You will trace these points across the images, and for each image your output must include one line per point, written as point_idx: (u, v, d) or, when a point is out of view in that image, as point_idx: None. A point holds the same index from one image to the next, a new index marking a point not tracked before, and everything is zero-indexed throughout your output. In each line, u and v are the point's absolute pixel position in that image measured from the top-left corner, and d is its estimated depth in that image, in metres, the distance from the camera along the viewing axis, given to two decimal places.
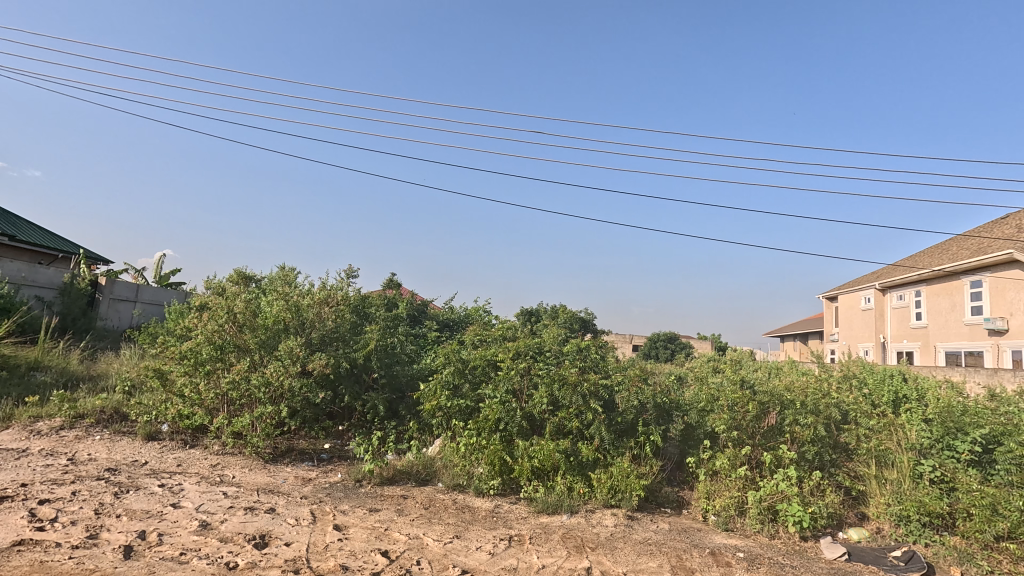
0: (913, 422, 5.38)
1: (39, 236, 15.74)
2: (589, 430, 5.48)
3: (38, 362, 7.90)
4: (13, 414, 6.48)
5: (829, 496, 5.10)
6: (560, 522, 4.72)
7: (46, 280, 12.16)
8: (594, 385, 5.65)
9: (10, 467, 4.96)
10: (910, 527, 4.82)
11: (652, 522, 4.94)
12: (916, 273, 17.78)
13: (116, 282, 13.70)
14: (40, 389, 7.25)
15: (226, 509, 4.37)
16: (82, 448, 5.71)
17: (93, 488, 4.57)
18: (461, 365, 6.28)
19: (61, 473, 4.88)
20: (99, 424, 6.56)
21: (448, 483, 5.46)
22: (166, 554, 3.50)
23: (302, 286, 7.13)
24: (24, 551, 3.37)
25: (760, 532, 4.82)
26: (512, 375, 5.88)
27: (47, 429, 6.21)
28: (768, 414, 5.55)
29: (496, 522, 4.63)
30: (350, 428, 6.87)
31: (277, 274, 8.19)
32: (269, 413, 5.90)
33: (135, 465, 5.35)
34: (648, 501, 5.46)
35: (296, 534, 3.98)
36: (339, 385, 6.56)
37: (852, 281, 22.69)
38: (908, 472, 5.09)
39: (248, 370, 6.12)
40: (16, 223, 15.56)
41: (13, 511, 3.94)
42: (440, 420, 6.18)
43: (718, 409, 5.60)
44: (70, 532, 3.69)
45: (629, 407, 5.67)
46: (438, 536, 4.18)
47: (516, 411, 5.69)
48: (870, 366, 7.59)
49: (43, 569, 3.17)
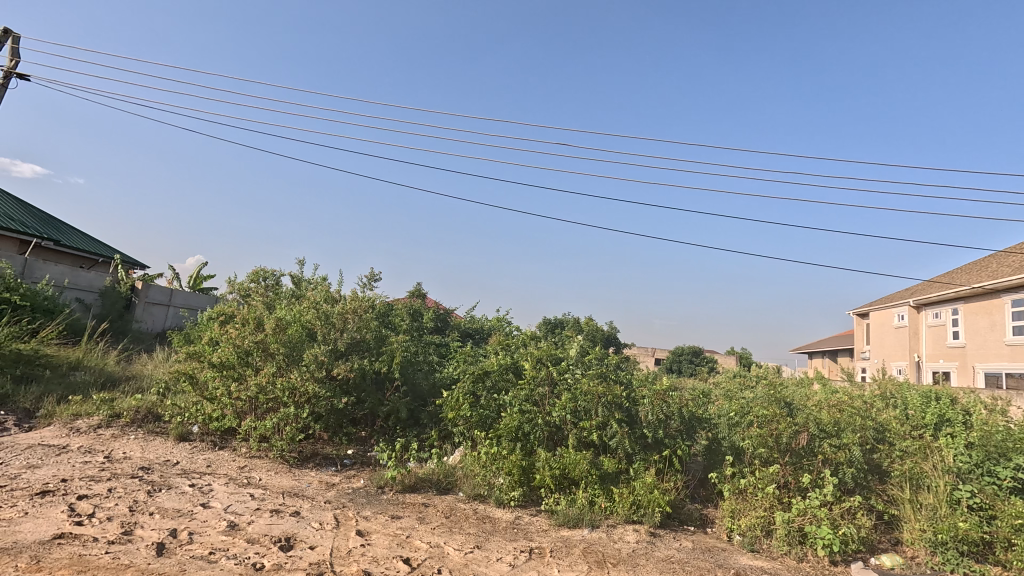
0: (952, 445, 5.19)
1: (83, 243, 16.47)
2: (612, 443, 5.44)
3: (79, 362, 8.23)
4: (54, 411, 6.74)
5: (862, 519, 4.91)
6: (581, 537, 4.68)
7: (87, 284, 12.60)
8: (617, 397, 5.60)
9: (51, 462, 5.17)
10: (947, 554, 4.57)
11: (675, 540, 4.84)
12: (954, 290, 17.14)
13: (152, 287, 14.18)
14: (81, 387, 7.54)
15: (254, 511, 4.47)
16: (118, 446, 5.93)
17: (128, 485, 4.74)
18: (481, 375, 6.32)
19: (98, 470, 5.07)
20: (134, 424, 6.79)
21: (469, 493, 5.48)
22: (196, 552, 3.60)
23: (326, 292, 7.23)
24: (64, 544, 3.51)
25: (788, 555, 4.67)
26: (532, 385, 5.93)
27: (86, 427, 6.45)
28: (799, 434, 5.29)
29: (517, 534, 4.62)
30: (373, 435, 6.97)
31: (299, 280, 8.45)
32: (294, 416, 6.02)
33: (168, 464, 5.52)
34: (671, 518, 5.36)
35: (320, 538, 4.05)
36: (364, 393, 6.70)
37: (886, 298, 22.01)
38: (945, 497, 4.89)
39: (275, 375, 6.19)
40: (62, 230, 16.29)
41: (54, 505, 4.12)
42: (461, 429, 6.21)
43: (746, 424, 5.57)
44: (106, 527, 3.83)
45: (654, 421, 5.61)
46: (460, 546, 4.19)
47: (537, 421, 5.68)
48: (906, 387, 7.35)
49: (81, 562, 3.29)
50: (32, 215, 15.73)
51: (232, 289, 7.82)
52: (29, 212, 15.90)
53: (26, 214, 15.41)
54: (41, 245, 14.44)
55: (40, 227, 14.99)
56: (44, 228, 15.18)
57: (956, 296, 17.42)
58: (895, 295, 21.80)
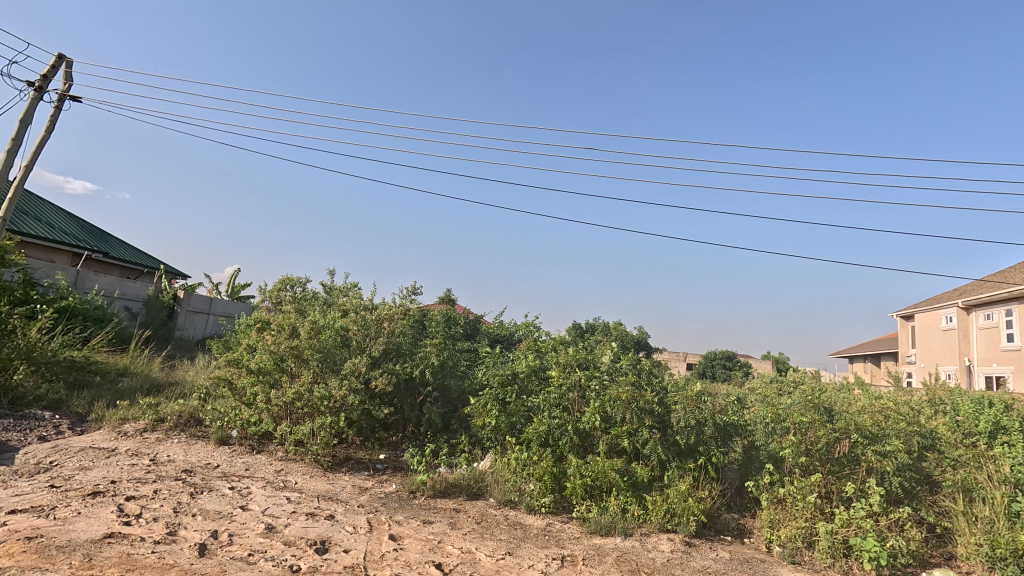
0: (1009, 453, 4.92)
1: (129, 254, 17.28)
2: (645, 450, 5.36)
3: (126, 368, 8.61)
4: (104, 415, 7.05)
5: (911, 532, 4.67)
6: (614, 545, 4.61)
7: (134, 294, 13.17)
8: (649, 403, 5.50)
9: (101, 464, 5.42)
10: (1006, 571, 4.26)
11: (711, 550, 4.71)
12: (1007, 290, 16.25)
13: (193, 295, 14.74)
14: (127, 393, 7.88)
15: (290, 514, 4.57)
16: (163, 450, 6.17)
17: (172, 487, 4.92)
18: (512, 380, 6.35)
19: (144, 472, 5.28)
20: (177, 428, 7.05)
21: (500, 499, 5.48)
22: (236, 554, 3.70)
23: (359, 299, 7.35)
24: (114, 543, 3.66)
25: (832, 567, 4.50)
26: (562, 390, 5.88)
27: (133, 431, 6.74)
28: (840, 441, 5.09)
29: (549, 541, 4.58)
30: (404, 440, 7.04)
31: (331, 288, 8.63)
32: (329, 422, 6.15)
33: (209, 467, 5.70)
34: (707, 527, 5.22)
35: (354, 542, 4.10)
36: (398, 400, 6.82)
37: (933, 299, 21.02)
38: (1003, 510, 4.62)
39: (311, 382, 6.38)
40: (110, 242, 17.14)
41: (104, 505, 4.31)
42: (491, 435, 6.22)
43: (782, 432, 5.38)
44: (152, 528, 3.98)
45: (686, 427, 5.51)
46: (491, 552, 4.18)
47: (567, 426, 5.63)
48: (957, 393, 6.99)
49: (130, 561, 3.42)
50: (83, 229, 16.61)
51: (265, 297, 8.05)
52: (80, 226, 16.80)
53: (78, 228, 16.28)
54: (91, 257, 15.22)
55: (90, 240, 15.80)
56: (94, 241, 15.99)
57: (1010, 297, 16.50)
58: (942, 296, 20.81)
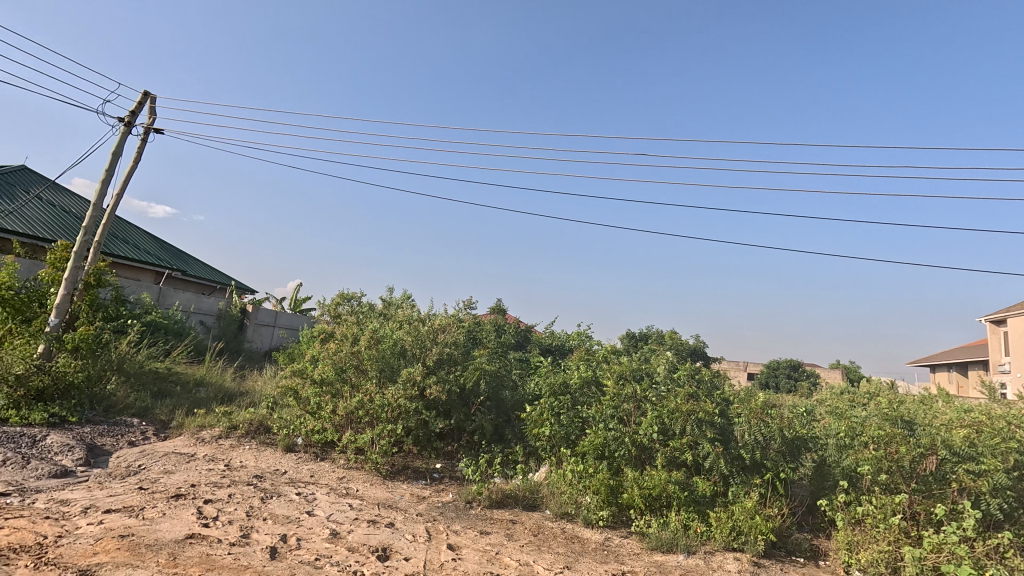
0: None
1: (204, 272, 18.60)
2: (706, 463, 5.15)
3: (202, 378, 9.22)
4: (184, 422, 7.58)
5: (1015, 561, 4.20)
6: (676, 562, 4.44)
7: (208, 309, 14.09)
8: (710, 414, 5.29)
9: (182, 468, 5.82)
10: None
11: (782, 572, 4.45)
12: None
13: (260, 309, 15.63)
14: (204, 401, 8.43)
15: (353, 520, 4.72)
16: (236, 456, 6.55)
17: (245, 492, 5.20)
18: (566, 390, 6.31)
19: (220, 476, 5.63)
20: (248, 435, 7.46)
21: (556, 511, 5.41)
22: (304, 558, 3.85)
23: (414, 311, 7.55)
24: (194, 544, 3.91)
25: None
26: (617, 402, 5.77)
27: (209, 437, 7.20)
28: (927, 457, 4.71)
29: (608, 556, 4.48)
30: (460, 449, 7.12)
31: (387, 301, 8.92)
32: (388, 431, 6.31)
33: (277, 473, 5.99)
34: (776, 547, 4.94)
35: (414, 551, 4.17)
36: (452, 410, 6.89)
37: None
38: None
39: (373, 391, 6.56)
40: (187, 261, 18.54)
41: (186, 507, 4.61)
42: (546, 446, 6.19)
43: (861, 445, 5.05)
44: (228, 530, 4.21)
45: (752, 441, 5.23)
46: (549, 565, 4.14)
47: (623, 438, 5.51)
48: None
49: (209, 561, 3.64)
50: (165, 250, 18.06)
51: (325, 310, 8.43)
52: (162, 247, 18.27)
53: (160, 249, 17.73)
54: (172, 275, 16.51)
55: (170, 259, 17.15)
56: (174, 260, 17.34)
57: None
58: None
